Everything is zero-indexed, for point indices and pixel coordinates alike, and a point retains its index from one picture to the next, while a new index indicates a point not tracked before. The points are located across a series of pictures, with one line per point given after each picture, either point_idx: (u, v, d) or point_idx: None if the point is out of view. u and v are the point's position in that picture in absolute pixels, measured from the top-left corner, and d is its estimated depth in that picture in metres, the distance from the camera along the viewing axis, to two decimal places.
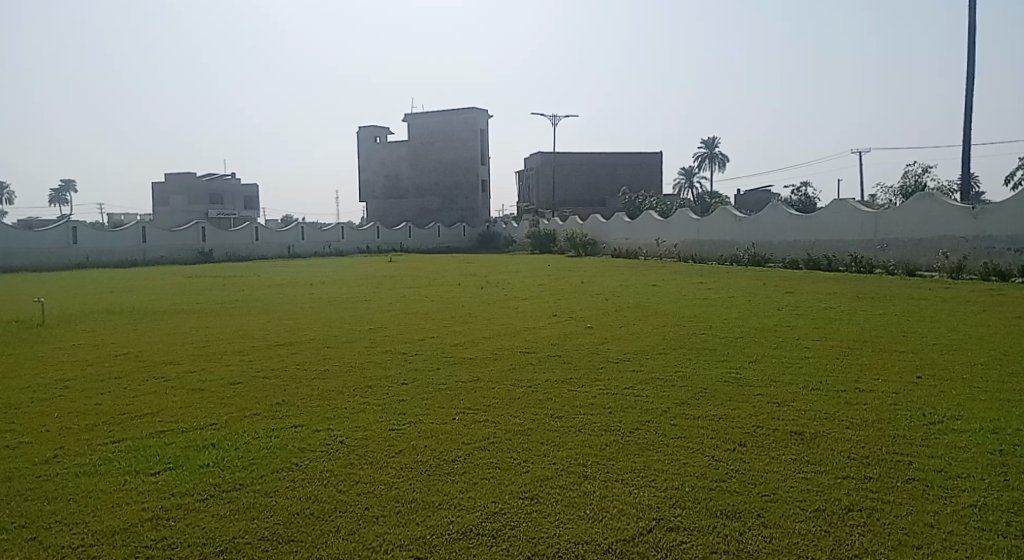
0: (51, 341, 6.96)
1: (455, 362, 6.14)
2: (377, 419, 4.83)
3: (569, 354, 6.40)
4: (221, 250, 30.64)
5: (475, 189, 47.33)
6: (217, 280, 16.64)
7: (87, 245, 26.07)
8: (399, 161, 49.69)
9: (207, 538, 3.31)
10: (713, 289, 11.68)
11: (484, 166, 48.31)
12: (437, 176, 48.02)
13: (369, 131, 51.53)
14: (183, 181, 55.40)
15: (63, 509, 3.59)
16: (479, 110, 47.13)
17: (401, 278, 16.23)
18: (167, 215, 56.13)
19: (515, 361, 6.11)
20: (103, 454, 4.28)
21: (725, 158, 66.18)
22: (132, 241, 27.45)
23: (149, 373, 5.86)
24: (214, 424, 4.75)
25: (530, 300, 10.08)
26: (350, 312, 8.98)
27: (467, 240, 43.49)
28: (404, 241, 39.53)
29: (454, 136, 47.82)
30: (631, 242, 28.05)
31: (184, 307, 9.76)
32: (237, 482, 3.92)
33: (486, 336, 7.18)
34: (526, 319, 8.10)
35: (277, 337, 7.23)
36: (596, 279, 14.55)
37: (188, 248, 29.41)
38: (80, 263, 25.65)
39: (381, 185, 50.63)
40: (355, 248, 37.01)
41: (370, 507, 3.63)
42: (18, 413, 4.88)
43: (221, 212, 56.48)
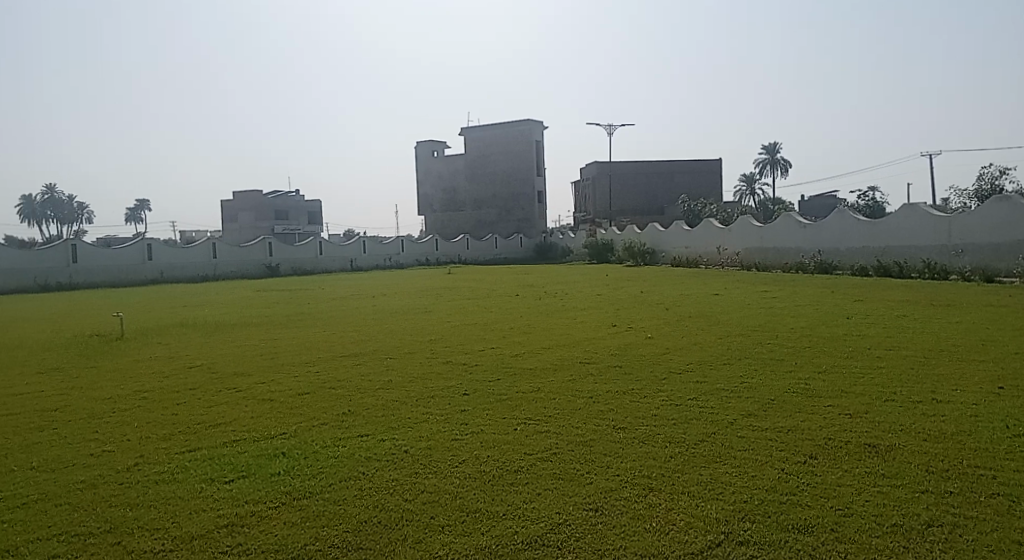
0: (130, 354, 7.27)
1: (515, 373, 6.14)
2: (440, 429, 4.88)
3: (630, 364, 6.33)
4: (287, 265, 31.59)
5: (531, 201, 47.48)
6: (284, 293, 17.12)
7: (162, 261, 27.27)
8: (456, 174, 50.45)
9: (280, 545, 3.52)
10: (776, 298, 11.38)
11: (539, 177, 48.40)
12: (495, 187, 48.37)
13: (427, 145, 52.70)
14: (251, 198, 57.65)
15: (145, 516, 3.85)
16: (534, 121, 47.36)
17: (462, 289, 16.40)
18: (235, 232, 58.36)
19: (576, 373, 6.06)
20: (180, 462, 4.47)
21: (788, 164, 64.97)
22: (203, 258, 28.55)
23: (222, 384, 6.05)
24: (284, 433, 4.88)
25: (589, 310, 10.07)
26: (412, 323, 9.09)
27: (523, 251, 43.79)
28: (462, 252, 40.02)
29: (509, 147, 48.11)
30: (691, 250, 27.67)
31: (254, 320, 10.06)
32: (307, 490, 4.10)
33: (545, 346, 7.18)
34: (585, 330, 8.08)
35: (341, 348, 7.38)
36: (656, 288, 14.40)
37: (256, 264, 30.41)
38: (155, 278, 26.82)
39: (439, 198, 51.45)
40: (415, 260, 37.62)
41: (436, 516, 3.76)
42: (101, 422, 5.11)
43: (287, 228, 58.45)
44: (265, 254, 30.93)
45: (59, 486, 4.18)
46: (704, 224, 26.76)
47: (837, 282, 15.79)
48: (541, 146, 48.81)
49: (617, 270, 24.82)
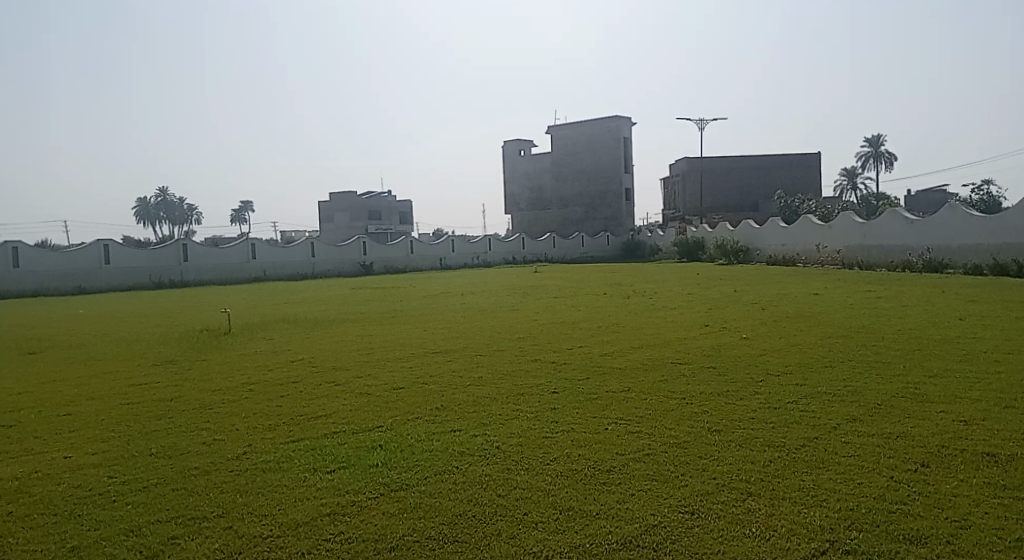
0: (237, 348, 7.68)
1: (605, 372, 6.12)
2: (531, 426, 4.91)
3: (724, 366, 6.18)
4: (380, 263, 32.59)
5: (618, 198, 47.10)
6: (379, 290, 17.68)
7: (264, 260, 28.71)
8: (543, 172, 50.76)
9: (380, 535, 3.64)
10: (879, 298, 10.85)
11: (627, 174, 47.83)
12: (582, 185, 48.28)
13: (514, 145, 53.18)
14: (346, 199, 59.91)
15: (254, 502, 4.06)
16: (622, 117, 46.75)
17: (548, 288, 16.44)
18: (331, 231, 60.76)
19: (667, 374, 5.97)
20: (285, 452, 4.69)
21: (893, 156, 61.74)
22: (302, 256, 29.87)
23: (321, 378, 6.31)
24: (381, 425, 5.04)
25: (681, 309, 9.90)
26: (501, 321, 9.19)
27: (610, 249, 43.60)
28: (548, 251, 40.23)
29: (596, 144, 47.81)
30: (788, 248, 26.79)
31: (349, 317, 10.42)
32: (404, 481, 4.22)
33: (635, 346, 7.11)
34: (676, 330, 7.95)
35: (432, 345, 7.55)
36: (750, 288, 14.00)
37: (351, 262, 31.53)
38: (258, 276, 28.30)
39: (526, 196, 51.91)
40: (503, 258, 38.14)
41: (529, 512, 3.79)
42: (212, 412, 5.42)
43: (378, 228, 60.45)
44: (359, 253, 32.04)
45: (175, 471, 4.46)
46: (801, 221, 25.82)
47: (949, 282, 14.90)
48: (630, 142, 48.15)
49: (708, 269, 24.30)
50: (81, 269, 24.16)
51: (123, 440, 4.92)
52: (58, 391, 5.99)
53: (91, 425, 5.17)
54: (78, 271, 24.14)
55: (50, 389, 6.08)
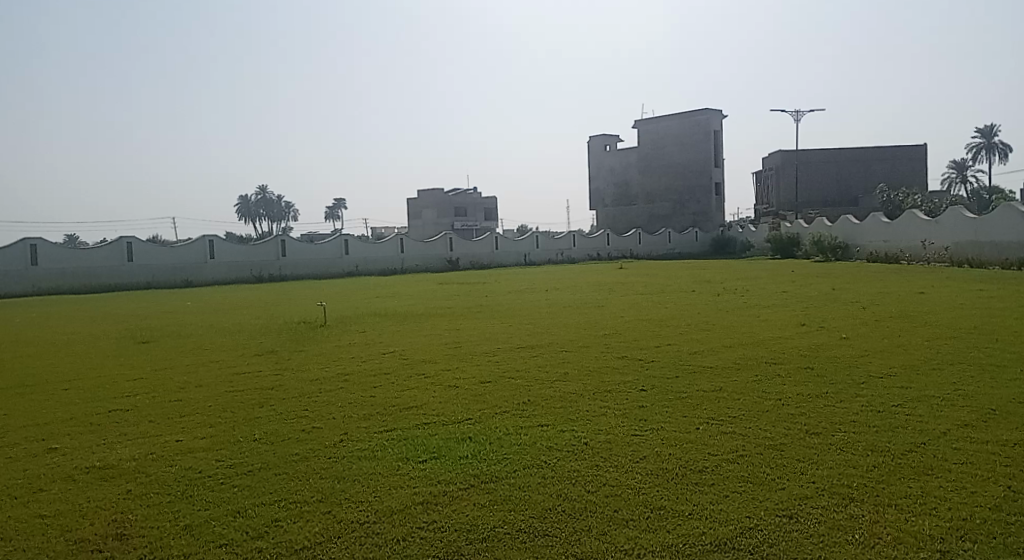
0: (330, 340, 7.97)
1: (695, 371, 6.01)
2: (619, 424, 4.89)
3: (822, 367, 5.96)
4: (465, 259, 33.41)
5: (708, 193, 46.02)
6: (466, 286, 17.97)
7: (356, 255, 29.82)
8: (629, 168, 50.82)
9: (471, 525, 3.70)
10: (994, 298, 10.19)
11: (717, 168, 46.78)
12: (669, 180, 47.57)
13: (601, 139, 53.55)
14: (433, 196, 61.42)
15: (350, 488, 4.21)
16: (713, 110, 45.67)
17: (634, 285, 16.27)
18: (418, 228, 62.74)
19: (761, 374, 5.81)
20: (379, 441, 4.84)
21: (1009, 148, 57.68)
22: (392, 252, 30.86)
23: (412, 370, 6.47)
24: (470, 418, 5.13)
25: (774, 308, 9.61)
26: (590, 317, 9.18)
27: (699, 246, 42.79)
28: (634, 247, 39.94)
29: (685, 138, 46.83)
30: (891, 244, 25.60)
31: (438, 312, 10.66)
32: (494, 474, 4.28)
33: (726, 345, 6.96)
34: (770, 329, 7.72)
35: (518, 340, 7.61)
36: (850, 286, 13.41)
37: (438, 258, 32.41)
38: (350, 271, 29.47)
39: (612, 191, 52.18)
40: (586, 255, 38.23)
41: (620, 510, 3.77)
42: (309, 401, 5.65)
43: (464, 225, 61.68)
44: (446, 249, 32.87)
45: (277, 456, 4.68)
46: (907, 216, 24.57)
47: None
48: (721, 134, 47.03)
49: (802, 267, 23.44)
50: (190, 263, 25.77)
51: (229, 425, 5.20)
52: (171, 377, 6.40)
53: (199, 410, 5.49)
54: (186, 265, 25.70)
55: (164, 375, 6.50)
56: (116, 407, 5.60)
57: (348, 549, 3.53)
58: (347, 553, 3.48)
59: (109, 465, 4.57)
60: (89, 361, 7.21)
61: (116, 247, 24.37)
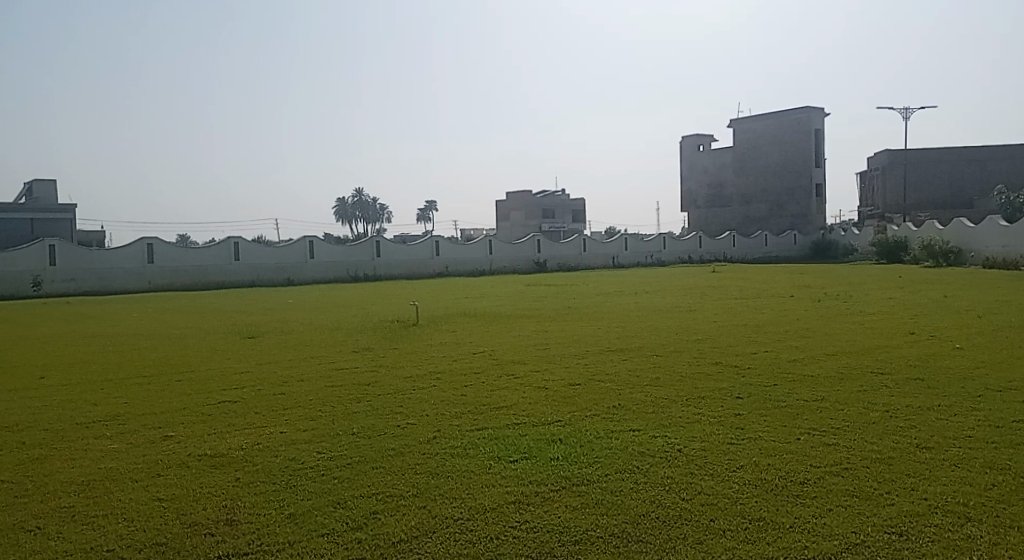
0: (423, 338, 8.17)
1: (793, 379, 5.81)
2: (714, 431, 4.78)
3: (934, 379, 5.63)
4: (552, 261, 34.21)
5: (808, 194, 44.70)
6: (552, 288, 17.98)
7: (447, 256, 30.88)
8: (723, 168, 49.50)
9: (563, 527, 3.70)
10: None
11: (819, 168, 45.23)
12: (766, 181, 46.51)
13: (692, 139, 52.16)
14: (522, 198, 62.11)
15: (444, 484, 4.30)
16: (815, 108, 44.46)
17: (727, 289, 15.85)
18: (507, 230, 63.71)
19: (866, 384, 5.55)
20: (471, 439, 4.91)
21: None
22: (481, 253, 31.89)
23: (501, 370, 6.55)
24: (560, 420, 5.14)
25: (878, 315, 9.16)
26: (680, 322, 9.01)
27: (798, 249, 42.59)
28: (728, 250, 40.07)
29: (784, 138, 45.69)
30: (1011, 249, 23.99)
31: (526, 313, 10.74)
32: (585, 477, 4.27)
33: (826, 353, 6.68)
34: (876, 337, 7.37)
35: (608, 343, 7.57)
36: (966, 294, 12.58)
37: (526, 259, 33.36)
38: (441, 272, 30.54)
39: (705, 192, 50.81)
40: (677, 257, 38.56)
41: (716, 519, 3.69)
42: (402, 398, 5.81)
43: (553, 226, 61.79)
44: (535, 251, 33.75)
45: (373, 450, 4.83)
46: None
47: None
48: (823, 134, 45.70)
49: (905, 272, 22.25)
50: (291, 262, 27.29)
51: (328, 419, 5.40)
52: (274, 371, 6.72)
53: (301, 404, 5.74)
54: (288, 264, 27.22)
55: (267, 369, 6.83)
56: (226, 398, 5.93)
57: (444, 544, 3.61)
58: (443, 548, 3.55)
59: (219, 454, 4.84)
60: (198, 354, 7.66)
61: (224, 247, 25.95)
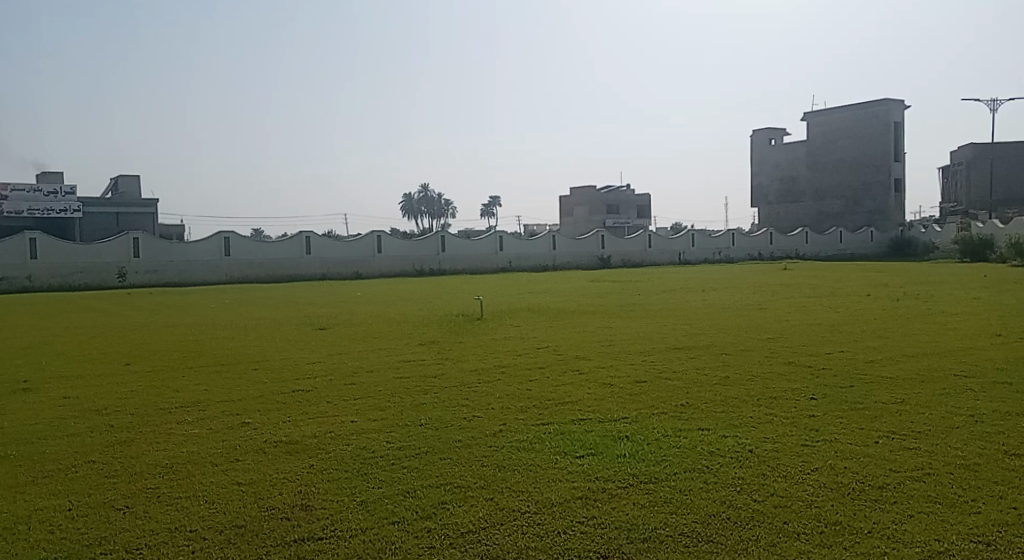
0: (487, 332, 8.26)
1: (870, 381, 5.64)
2: (787, 432, 4.69)
3: (1023, 384, 5.37)
4: (616, 256, 35.39)
5: (886, 189, 43.85)
6: (616, 284, 17.99)
7: (510, 252, 32.43)
8: (797, 163, 49.03)
9: (631, 524, 3.69)
10: None
11: (898, 162, 44.45)
12: (841, 176, 45.78)
13: (765, 134, 51.95)
14: (586, 193, 62.11)
15: (511, 477, 4.33)
16: (894, 101, 43.72)
17: (797, 287, 15.44)
18: (571, 225, 63.84)
19: (949, 387, 5.34)
20: (538, 433, 4.94)
21: None
22: (544, 249, 33.37)
23: (566, 366, 6.55)
24: (626, 417, 5.12)
25: (960, 316, 8.78)
26: (749, 320, 8.86)
27: (874, 245, 42.31)
28: (800, 247, 40.39)
29: (861, 131, 44.95)
30: None
31: (591, 309, 10.72)
32: (653, 475, 4.24)
33: (906, 354, 6.45)
34: (959, 339, 7.08)
35: (675, 341, 7.49)
36: None
37: (589, 255, 34.70)
38: (505, 267, 32.14)
39: (777, 187, 50.38)
40: (747, 254, 39.11)
41: (790, 522, 3.61)
42: (469, 390, 5.88)
43: (616, 222, 61.48)
44: (598, 247, 34.99)
45: (441, 442, 4.91)
46: None
47: None
48: (902, 128, 44.86)
49: (985, 271, 21.25)
50: (359, 256, 29.05)
51: (397, 409, 5.52)
52: (344, 362, 6.89)
53: (370, 394, 5.88)
54: (357, 258, 29.01)
55: (336, 360, 7.01)
56: (299, 387, 6.13)
57: (512, 536, 3.63)
58: (511, 540, 3.58)
59: (293, 441, 4.99)
60: (271, 344, 7.92)
61: (296, 242, 27.76)
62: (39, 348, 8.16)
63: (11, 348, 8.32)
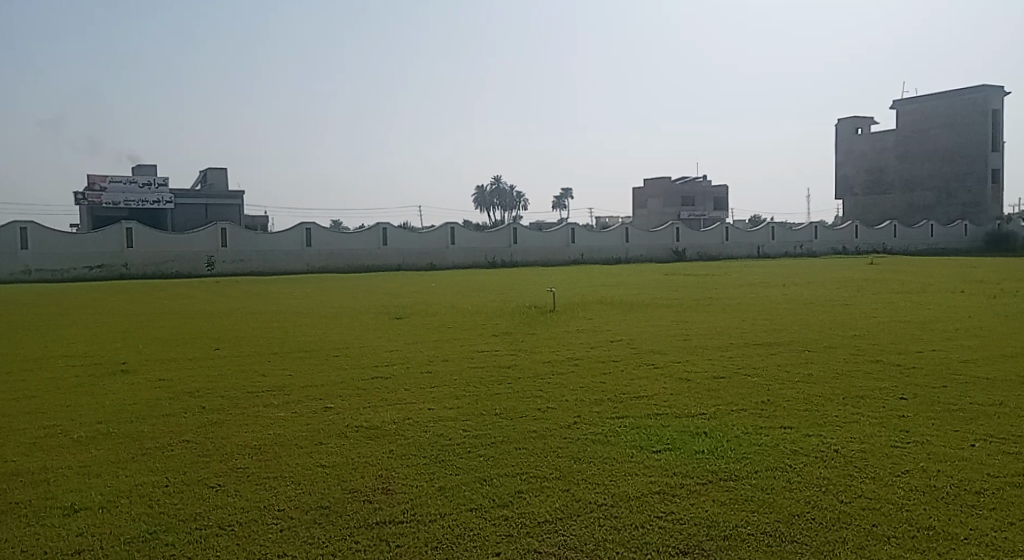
0: (560, 324, 8.28)
1: (965, 382, 5.39)
2: (876, 432, 4.54)
3: None
4: (691, 249, 35.77)
5: (983, 180, 42.81)
6: (692, 277, 17.88)
7: (582, 244, 33.12)
8: (884, 153, 47.62)
9: (711, 521, 3.64)
10: None
11: (996, 151, 43.11)
12: (934, 166, 44.50)
13: (850, 123, 50.62)
14: (660, 184, 61.47)
15: (587, 470, 4.34)
16: (992, 87, 42.09)
17: (884, 282, 14.81)
18: (645, 218, 63.08)
19: None
20: (613, 426, 4.93)
21: None
22: (616, 241, 33.96)
23: (641, 359, 6.51)
24: (704, 413, 5.06)
25: None
26: (833, 316, 8.60)
27: (968, 239, 42.57)
28: (887, 241, 40.61)
29: (956, 120, 43.51)
30: None
31: (666, 302, 10.60)
32: (733, 472, 4.18)
33: (1005, 355, 6.12)
34: None
35: (754, 336, 7.34)
36: None
37: (663, 247, 35.17)
38: (576, 259, 32.86)
39: (863, 178, 49.11)
40: (832, 247, 39.33)
41: (879, 525, 3.50)
42: (543, 382, 5.92)
43: (692, 214, 60.80)
44: (673, 239, 35.45)
45: (517, 432, 4.95)
46: None
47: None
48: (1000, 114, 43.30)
49: None
50: (433, 247, 30.10)
51: (472, 398, 5.60)
52: (419, 351, 7.03)
53: (446, 383, 5.99)
54: (431, 250, 30.07)
55: (412, 348, 7.16)
56: (378, 374, 6.30)
57: (589, 528, 3.64)
58: (588, 531, 3.59)
59: (373, 426, 5.13)
60: (348, 332, 8.16)
61: (374, 233, 28.92)
62: (135, 332, 8.65)
63: (111, 331, 8.86)
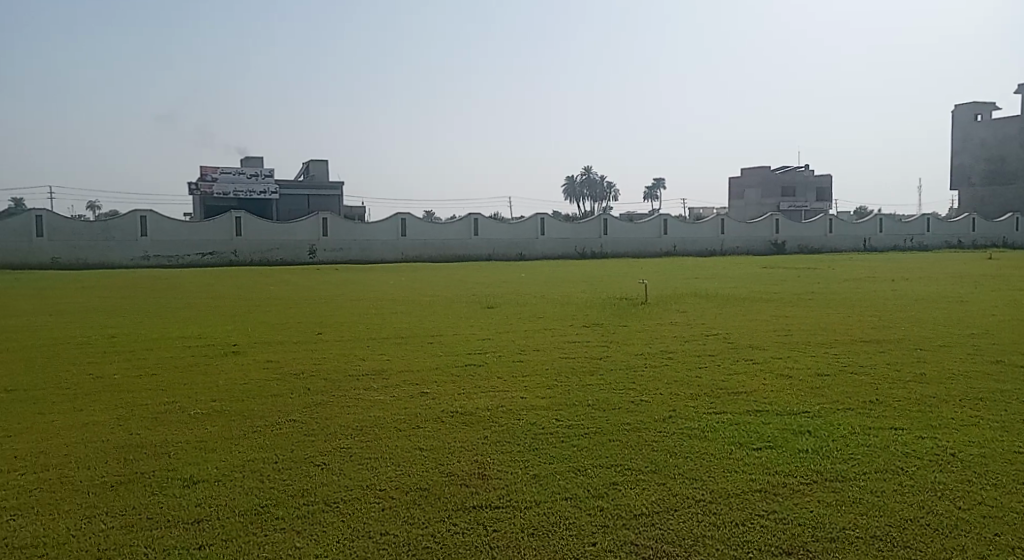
0: (652, 317, 8.20)
1: None
2: (998, 437, 4.29)
3: None
4: (792, 241, 34.64)
5: None
6: (791, 271, 17.31)
7: (675, 235, 32.69)
8: (1008, 140, 45.44)
9: (816, 522, 3.55)
10: None
11: None
12: None
13: (969, 108, 48.39)
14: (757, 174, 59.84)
15: (683, 464, 4.30)
16: None
17: (1005, 279, 13.84)
18: (740, 209, 61.69)
19: None
20: (711, 422, 4.87)
21: None
22: (711, 232, 33.26)
23: (738, 354, 6.39)
24: (808, 412, 4.92)
25: None
26: (950, 314, 8.13)
27: None
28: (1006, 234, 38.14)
29: None
30: None
31: (765, 296, 10.32)
32: (839, 473, 4.05)
33: None
34: None
35: (860, 333, 7.06)
36: None
37: (761, 240, 34.32)
38: (669, 251, 32.50)
39: (982, 167, 46.88)
40: (944, 242, 37.27)
41: (1001, 534, 3.31)
42: (637, 375, 5.90)
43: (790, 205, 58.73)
44: (771, 231, 34.51)
45: (611, 423, 4.96)
46: None
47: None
48: None
49: None
50: (523, 238, 30.37)
51: (566, 389, 5.64)
52: (510, 340, 7.13)
53: (539, 373, 6.05)
54: (521, 240, 30.35)
55: (503, 337, 7.27)
56: (471, 361, 6.44)
57: (687, 523, 3.61)
58: (686, 527, 3.56)
59: (469, 412, 5.25)
60: (441, 320, 8.37)
61: (464, 224, 29.44)
62: (242, 316, 9.16)
63: (222, 314, 9.41)
